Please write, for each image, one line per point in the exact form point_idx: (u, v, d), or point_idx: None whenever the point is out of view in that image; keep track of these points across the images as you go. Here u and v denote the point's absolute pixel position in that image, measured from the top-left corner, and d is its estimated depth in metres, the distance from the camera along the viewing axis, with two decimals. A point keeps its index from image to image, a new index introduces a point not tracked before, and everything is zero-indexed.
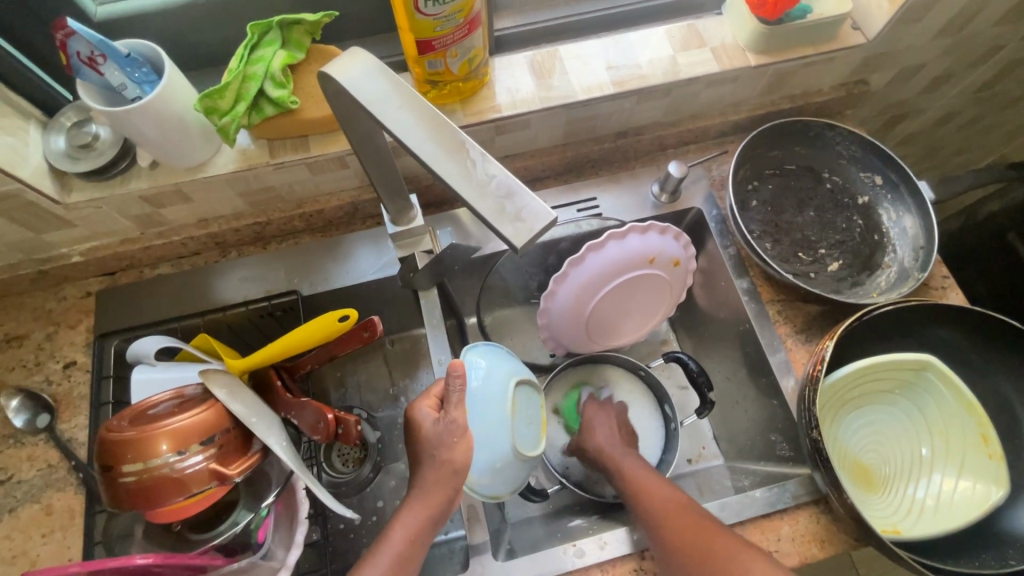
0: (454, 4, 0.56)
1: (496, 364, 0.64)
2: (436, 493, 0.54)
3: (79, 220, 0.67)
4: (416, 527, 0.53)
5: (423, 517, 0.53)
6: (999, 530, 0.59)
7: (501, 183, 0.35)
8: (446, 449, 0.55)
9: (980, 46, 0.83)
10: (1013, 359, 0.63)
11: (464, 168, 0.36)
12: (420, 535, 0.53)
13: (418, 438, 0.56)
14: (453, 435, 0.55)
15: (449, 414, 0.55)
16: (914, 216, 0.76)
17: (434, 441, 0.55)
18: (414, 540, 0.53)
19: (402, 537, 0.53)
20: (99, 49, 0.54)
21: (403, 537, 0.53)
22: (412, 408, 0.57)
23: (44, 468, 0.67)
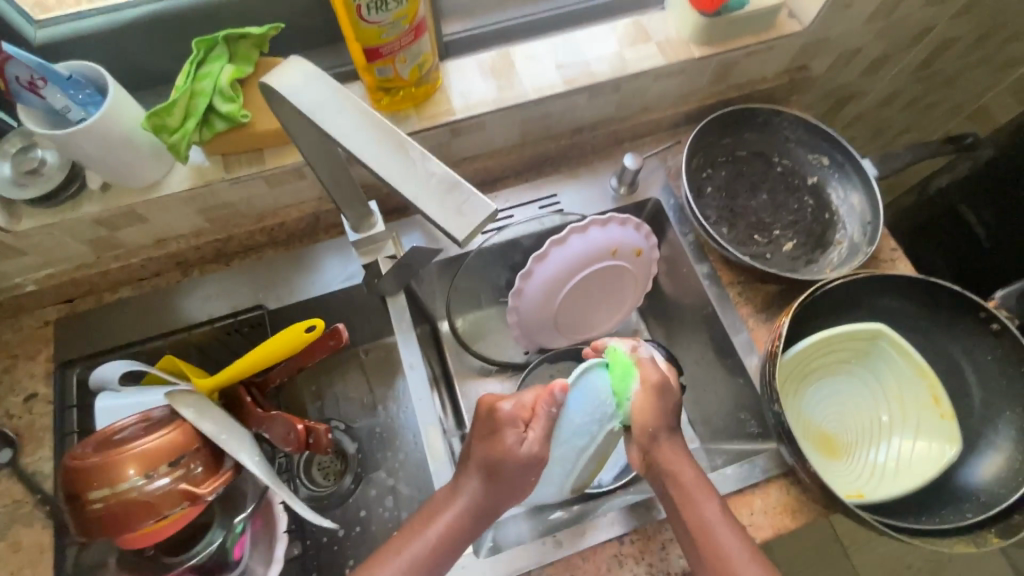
0: (397, 10, 0.57)
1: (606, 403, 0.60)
2: (491, 497, 0.55)
3: (32, 248, 0.66)
4: (457, 526, 0.55)
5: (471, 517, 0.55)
6: (955, 485, 0.62)
7: (442, 179, 0.37)
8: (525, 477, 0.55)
9: (910, 29, 0.87)
10: (957, 323, 0.66)
11: (406, 167, 0.38)
12: (455, 535, 0.55)
13: (495, 447, 0.54)
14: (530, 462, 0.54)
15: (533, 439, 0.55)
16: (861, 193, 0.79)
17: (517, 460, 0.54)
18: (450, 539, 0.55)
19: (443, 529, 0.55)
20: (38, 72, 0.53)
21: (442, 531, 0.55)
22: (495, 404, 0.56)
23: (9, 504, 0.65)
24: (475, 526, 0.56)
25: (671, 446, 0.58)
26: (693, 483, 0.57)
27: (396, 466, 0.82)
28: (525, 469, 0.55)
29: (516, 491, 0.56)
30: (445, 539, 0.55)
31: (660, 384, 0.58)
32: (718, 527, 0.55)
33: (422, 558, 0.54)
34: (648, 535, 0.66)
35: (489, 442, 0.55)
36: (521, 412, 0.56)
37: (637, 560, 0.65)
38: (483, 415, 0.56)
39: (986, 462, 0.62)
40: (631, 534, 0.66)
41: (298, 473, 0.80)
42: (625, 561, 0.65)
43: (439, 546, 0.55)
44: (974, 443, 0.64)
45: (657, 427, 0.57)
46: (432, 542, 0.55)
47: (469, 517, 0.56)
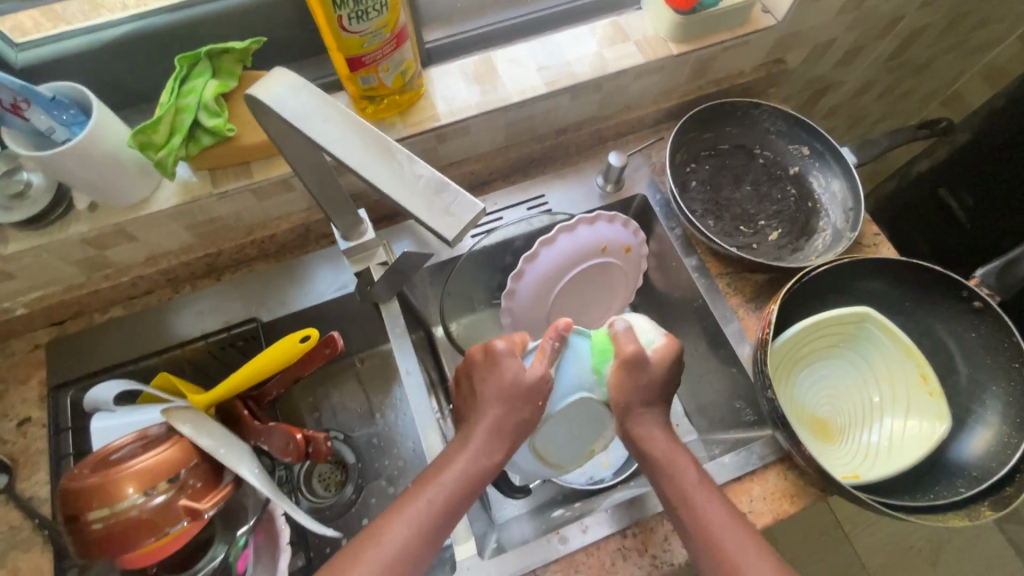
0: (378, 19, 0.58)
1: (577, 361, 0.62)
2: (505, 426, 0.58)
3: (20, 271, 0.66)
4: (474, 467, 0.56)
5: (477, 473, 0.56)
6: (947, 461, 0.64)
7: (431, 179, 0.38)
8: (528, 404, 0.58)
9: (881, 19, 0.89)
10: (940, 301, 0.67)
11: (395, 171, 0.38)
12: (475, 479, 0.56)
13: (501, 380, 0.59)
14: (541, 386, 0.59)
15: (541, 366, 0.59)
16: (842, 180, 0.81)
17: (525, 385, 0.58)
18: (468, 483, 0.55)
19: (461, 473, 0.56)
20: (21, 95, 0.53)
21: (461, 473, 0.56)
22: (494, 347, 0.61)
23: (6, 531, 0.65)
24: (493, 468, 0.57)
25: (652, 424, 0.61)
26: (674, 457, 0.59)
27: (396, 474, 0.82)
28: (532, 396, 0.58)
29: (528, 423, 0.59)
30: (461, 484, 0.55)
31: (634, 358, 0.60)
32: (700, 494, 0.56)
33: (434, 508, 0.54)
34: (651, 528, 0.67)
35: (494, 377, 0.60)
36: (516, 346, 0.61)
37: (640, 553, 0.66)
38: (479, 355, 0.61)
39: (976, 437, 0.64)
40: (634, 527, 0.67)
41: (299, 485, 0.80)
42: (629, 555, 0.66)
43: (458, 487, 0.55)
44: (963, 419, 0.65)
45: (637, 404, 0.61)
46: (448, 487, 0.55)
47: (486, 459, 0.57)
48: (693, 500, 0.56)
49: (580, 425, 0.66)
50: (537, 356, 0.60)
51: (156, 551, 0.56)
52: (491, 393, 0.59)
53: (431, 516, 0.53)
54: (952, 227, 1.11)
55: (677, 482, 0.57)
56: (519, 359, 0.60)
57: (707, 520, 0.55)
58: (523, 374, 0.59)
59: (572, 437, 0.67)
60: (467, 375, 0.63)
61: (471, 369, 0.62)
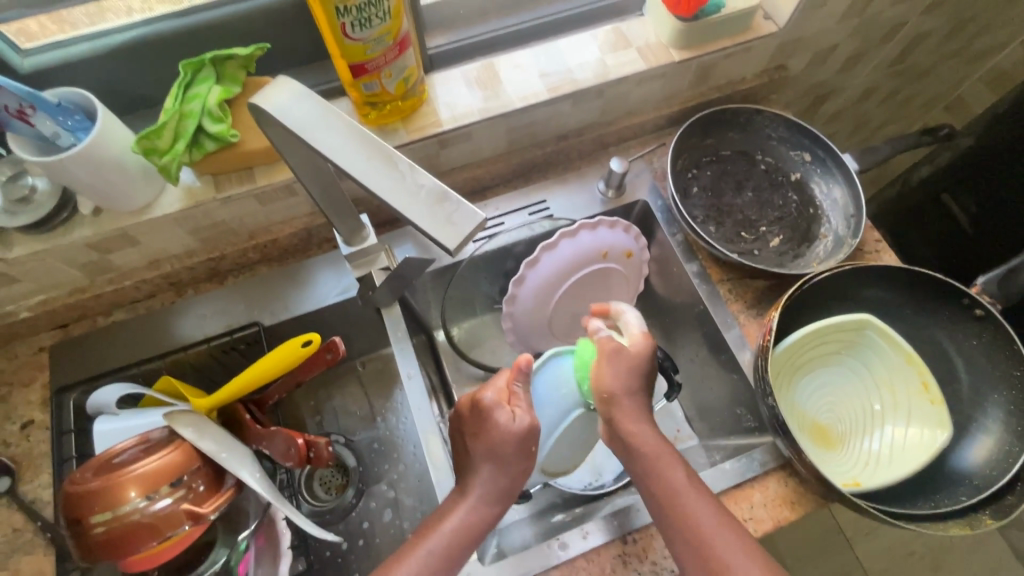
0: (380, 27, 0.58)
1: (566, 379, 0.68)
2: (500, 483, 0.57)
3: (24, 274, 0.66)
4: (470, 524, 0.56)
5: (469, 529, 0.56)
6: (948, 469, 0.64)
7: (432, 189, 0.38)
8: (521, 457, 0.57)
9: (884, 25, 0.89)
10: (940, 309, 0.67)
11: (395, 181, 0.38)
12: (473, 536, 0.56)
13: (490, 434, 0.57)
14: (527, 437, 0.57)
15: (524, 414, 0.57)
16: (843, 187, 0.81)
17: (515, 437, 0.56)
18: (465, 540, 0.55)
19: (458, 525, 0.55)
20: (27, 100, 0.54)
21: (456, 532, 0.55)
22: (480, 398, 0.58)
23: (9, 533, 0.65)
24: (490, 521, 0.57)
25: (631, 420, 0.59)
26: (683, 484, 0.56)
27: (396, 478, 0.83)
28: (524, 449, 0.57)
29: (519, 476, 0.58)
30: (457, 542, 0.55)
31: (614, 347, 0.60)
32: (691, 498, 0.55)
33: (432, 563, 0.53)
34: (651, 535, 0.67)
35: (484, 430, 0.57)
36: (503, 397, 0.59)
37: (640, 559, 0.66)
38: (467, 409, 0.59)
39: (977, 446, 0.64)
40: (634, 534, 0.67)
41: (300, 488, 0.80)
42: (629, 561, 0.66)
43: (453, 542, 0.55)
44: (964, 426, 0.65)
45: (615, 396, 0.59)
46: (445, 541, 0.55)
47: (484, 513, 0.57)
48: (682, 506, 0.55)
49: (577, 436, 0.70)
50: (513, 402, 0.58)
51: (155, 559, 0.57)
52: (480, 450, 0.57)
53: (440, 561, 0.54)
54: (955, 233, 1.11)
55: (664, 487, 0.56)
56: (509, 410, 0.57)
57: (697, 526, 0.53)
58: (514, 426, 0.56)
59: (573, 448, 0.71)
60: (457, 428, 0.61)
61: (460, 421, 0.60)
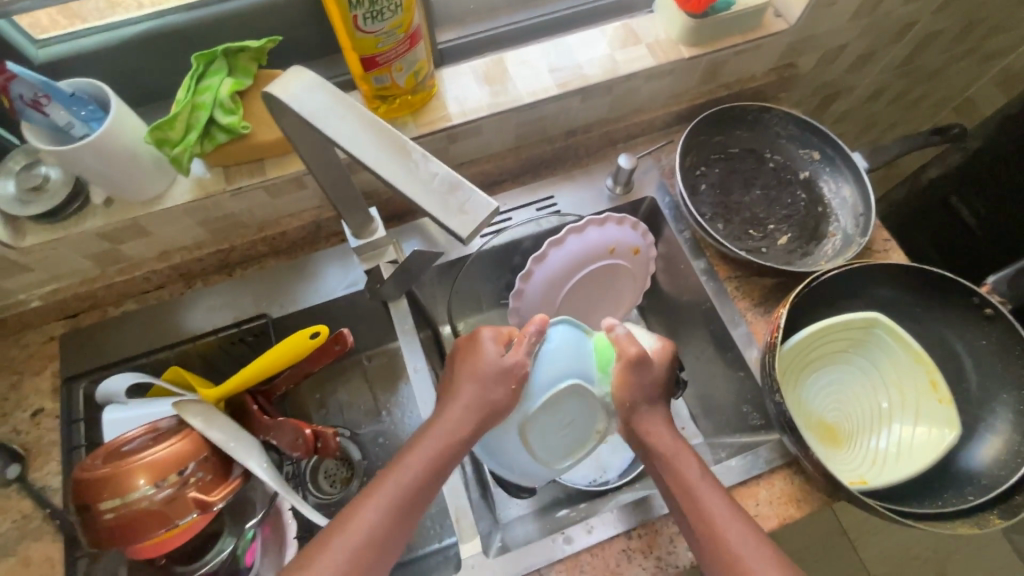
0: (392, 20, 0.58)
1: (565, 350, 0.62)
2: (477, 410, 0.57)
3: (36, 263, 0.67)
4: (438, 451, 0.55)
5: (441, 445, 0.56)
6: (955, 468, 0.63)
7: (445, 178, 0.38)
8: (502, 387, 0.58)
9: (894, 24, 0.89)
10: (950, 307, 0.67)
11: (408, 170, 0.39)
12: (442, 460, 0.55)
13: (477, 360, 0.58)
14: (515, 371, 0.58)
15: (516, 349, 0.58)
16: (852, 186, 0.81)
17: (501, 367, 0.58)
18: (433, 465, 0.55)
19: (426, 457, 0.55)
20: (42, 90, 0.54)
21: (424, 459, 0.55)
22: (476, 335, 0.61)
23: (18, 520, 0.65)
24: (465, 445, 0.56)
25: (656, 421, 0.61)
26: (692, 476, 0.57)
27: None
28: (507, 380, 0.58)
29: (499, 410, 0.58)
30: (424, 473, 0.54)
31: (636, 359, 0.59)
32: (704, 489, 0.56)
33: (393, 500, 0.52)
34: (657, 530, 0.67)
35: (472, 358, 0.59)
36: (501, 336, 0.60)
37: (645, 555, 0.66)
38: (469, 339, 0.61)
39: (985, 446, 0.63)
40: (640, 529, 0.67)
41: (306, 480, 0.80)
42: (634, 557, 0.66)
43: (427, 465, 0.55)
44: (973, 426, 0.65)
45: (631, 404, 0.61)
46: (407, 477, 0.54)
47: (453, 440, 0.56)
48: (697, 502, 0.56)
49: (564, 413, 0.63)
50: (514, 340, 0.60)
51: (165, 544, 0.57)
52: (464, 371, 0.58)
53: (406, 491, 0.53)
54: (963, 234, 1.10)
55: (679, 479, 0.57)
56: (503, 349, 0.59)
57: (709, 514, 0.55)
58: (501, 360, 0.58)
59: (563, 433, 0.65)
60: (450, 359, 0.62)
61: (454, 354, 0.62)
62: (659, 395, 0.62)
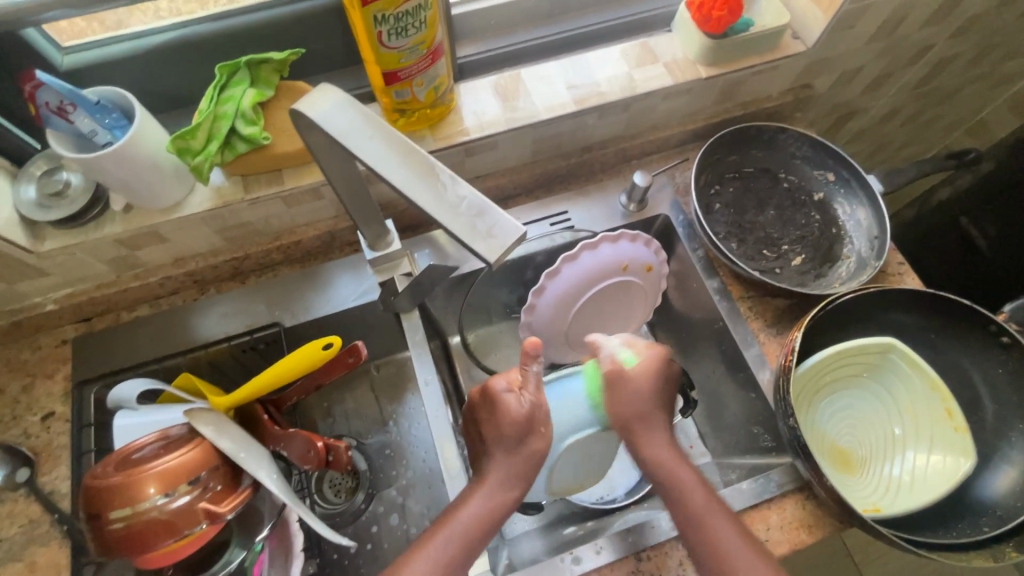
0: (416, 36, 0.59)
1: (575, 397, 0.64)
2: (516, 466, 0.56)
3: (54, 268, 0.67)
4: (489, 510, 0.54)
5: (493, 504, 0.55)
6: (971, 498, 0.63)
7: (472, 202, 0.38)
8: (533, 437, 0.56)
9: (911, 48, 0.89)
10: (966, 334, 0.67)
11: (436, 193, 0.39)
12: (493, 516, 0.54)
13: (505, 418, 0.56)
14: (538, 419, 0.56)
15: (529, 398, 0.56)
16: (867, 209, 0.81)
17: (520, 421, 0.55)
18: (485, 524, 0.54)
19: (476, 514, 0.54)
20: (68, 97, 0.55)
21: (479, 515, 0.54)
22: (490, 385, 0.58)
23: (25, 524, 0.65)
24: (512, 503, 0.55)
25: (656, 435, 0.59)
26: (698, 502, 0.55)
27: (406, 484, 0.82)
28: (534, 429, 0.56)
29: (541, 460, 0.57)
30: (477, 529, 0.54)
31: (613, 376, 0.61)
32: (714, 519, 0.54)
33: (452, 551, 0.52)
34: (666, 552, 0.66)
35: (496, 416, 0.57)
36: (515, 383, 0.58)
37: None
38: (485, 391, 0.58)
39: (1001, 476, 0.63)
40: (649, 550, 0.66)
41: (312, 490, 0.80)
42: None
43: (472, 529, 0.53)
44: (987, 455, 0.64)
45: (639, 415, 0.59)
46: (461, 532, 0.53)
47: (502, 498, 0.55)
48: (699, 521, 0.54)
49: (577, 456, 0.67)
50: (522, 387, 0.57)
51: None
52: (494, 432, 0.56)
53: (455, 550, 0.53)
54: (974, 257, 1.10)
55: (685, 505, 0.55)
56: (518, 395, 0.57)
57: (717, 544, 0.53)
58: (522, 410, 0.56)
59: (583, 465, 0.68)
60: (473, 418, 0.60)
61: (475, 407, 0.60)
62: (657, 407, 0.59)
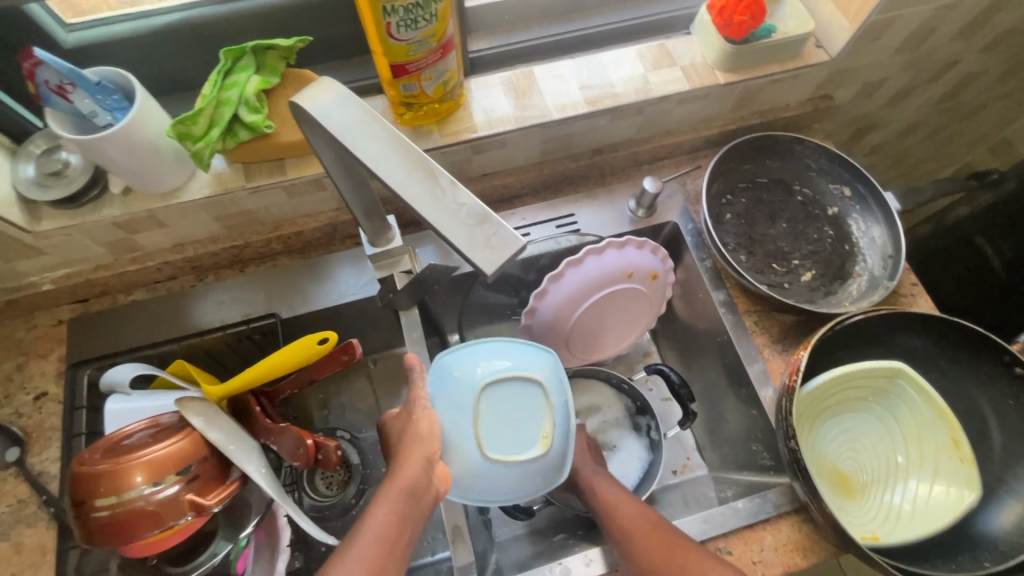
0: (426, 29, 0.57)
1: (470, 362, 0.61)
2: (407, 464, 0.52)
3: (51, 248, 0.66)
4: (395, 509, 0.48)
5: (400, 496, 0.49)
6: (973, 532, 0.61)
7: (467, 209, 0.37)
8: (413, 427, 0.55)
9: (938, 62, 0.87)
10: (978, 363, 0.65)
11: (433, 198, 0.37)
12: (401, 515, 0.48)
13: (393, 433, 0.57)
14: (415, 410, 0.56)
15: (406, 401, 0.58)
16: (883, 226, 0.78)
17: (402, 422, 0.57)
18: (395, 524, 0.47)
19: (385, 519, 0.47)
20: (68, 77, 0.53)
21: (372, 536, 0.46)
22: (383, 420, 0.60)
23: (13, 504, 0.65)
24: (417, 497, 0.50)
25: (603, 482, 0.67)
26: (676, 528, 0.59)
27: None
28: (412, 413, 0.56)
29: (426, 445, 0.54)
30: (385, 534, 0.46)
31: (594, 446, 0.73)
32: (660, 531, 0.58)
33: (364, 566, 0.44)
34: None
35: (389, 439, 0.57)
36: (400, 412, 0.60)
37: None
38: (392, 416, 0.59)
39: (1006, 511, 0.61)
40: None
41: (303, 483, 0.79)
42: None
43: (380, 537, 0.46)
44: (993, 489, 0.62)
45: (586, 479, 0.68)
46: (370, 539, 0.46)
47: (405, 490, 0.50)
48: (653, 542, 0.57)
49: (494, 413, 0.60)
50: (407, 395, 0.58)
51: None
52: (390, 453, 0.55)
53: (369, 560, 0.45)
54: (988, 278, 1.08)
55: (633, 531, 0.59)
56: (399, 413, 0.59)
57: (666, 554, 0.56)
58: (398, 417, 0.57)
59: (515, 434, 0.60)
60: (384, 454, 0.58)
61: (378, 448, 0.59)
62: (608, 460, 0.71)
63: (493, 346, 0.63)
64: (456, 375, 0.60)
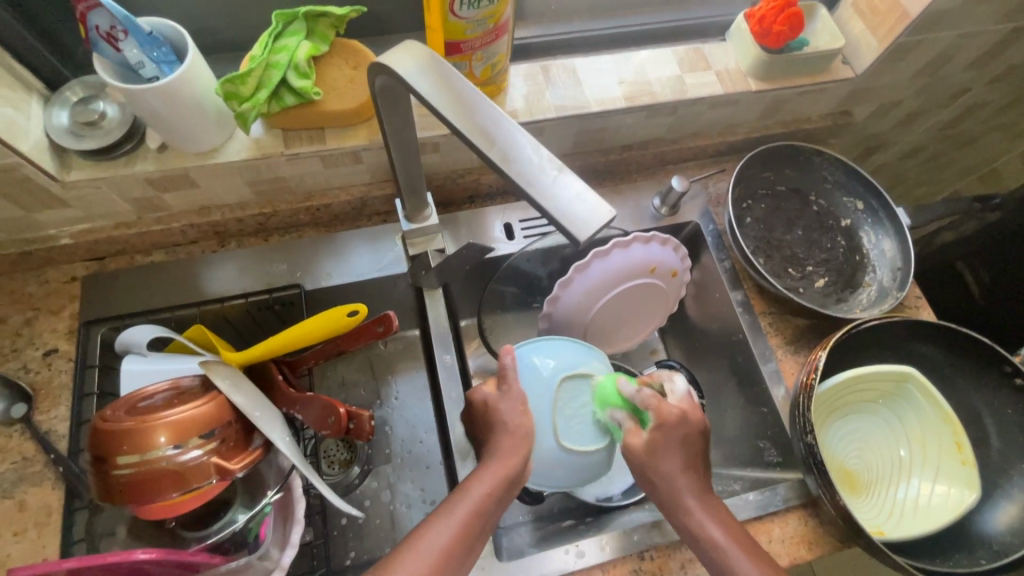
0: (486, 9, 0.57)
1: (541, 359, 0.65)
2: (511, 451, 0.55)
3: (76, 201, 0.64)
4: (490, 489, 0.52)
5: (499, 477, 0.52)
6: (971, 531, 0.64)
7: (572, 190, 0.38)
8: (515, 413, 0.58)
9: (950, 89, 0.91)
10: (981, 372, 0.68)
11: (537, 179, 0.38)
12: (494, 497, 0.51)
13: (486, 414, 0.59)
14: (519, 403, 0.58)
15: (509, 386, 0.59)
16: (893, 240, 0.82)
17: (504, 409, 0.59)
18: (485, 506, 0.51)
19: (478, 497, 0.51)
20: (121, 23, 0.52)
21: (470, 509, 0.50)
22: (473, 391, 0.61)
23: (18, 461, 0.63)
24: (508, 487, 0.53)
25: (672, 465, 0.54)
26: (676, 475, 0.54)
27: (400, 463, 0.81)
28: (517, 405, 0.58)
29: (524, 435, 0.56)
30: (472, 518, 0.50)
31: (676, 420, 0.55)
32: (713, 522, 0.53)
33: (450, 535, 0.48)
34: (668, 554, 0.67)
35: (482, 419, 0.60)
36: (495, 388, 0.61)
37: None
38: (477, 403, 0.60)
39: (1001, 511, 0.64)
40: (652, 551, 0.67)
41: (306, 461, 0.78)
42: None
43: (468, 525, 0.49)
44: (989, 491, 0.66)
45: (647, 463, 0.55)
46: (463, 518, 0.49)
47: (500, 473, 0.53)
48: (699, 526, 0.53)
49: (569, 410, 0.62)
50: (501, 383, 0.60)
51: (167, 559, 0.50)
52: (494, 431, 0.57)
53: (457, 537, 0.48)
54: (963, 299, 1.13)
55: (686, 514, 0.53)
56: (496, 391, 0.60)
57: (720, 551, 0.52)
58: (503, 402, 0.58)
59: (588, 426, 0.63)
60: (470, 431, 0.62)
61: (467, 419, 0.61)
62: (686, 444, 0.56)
63: (555, 346, 0.66)
64: (527, 373, 0.63)
